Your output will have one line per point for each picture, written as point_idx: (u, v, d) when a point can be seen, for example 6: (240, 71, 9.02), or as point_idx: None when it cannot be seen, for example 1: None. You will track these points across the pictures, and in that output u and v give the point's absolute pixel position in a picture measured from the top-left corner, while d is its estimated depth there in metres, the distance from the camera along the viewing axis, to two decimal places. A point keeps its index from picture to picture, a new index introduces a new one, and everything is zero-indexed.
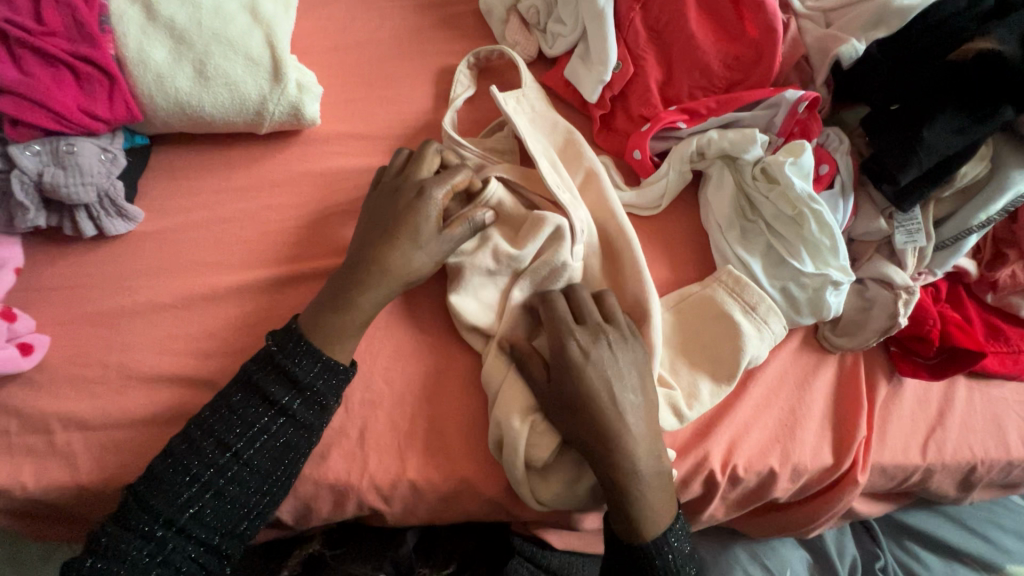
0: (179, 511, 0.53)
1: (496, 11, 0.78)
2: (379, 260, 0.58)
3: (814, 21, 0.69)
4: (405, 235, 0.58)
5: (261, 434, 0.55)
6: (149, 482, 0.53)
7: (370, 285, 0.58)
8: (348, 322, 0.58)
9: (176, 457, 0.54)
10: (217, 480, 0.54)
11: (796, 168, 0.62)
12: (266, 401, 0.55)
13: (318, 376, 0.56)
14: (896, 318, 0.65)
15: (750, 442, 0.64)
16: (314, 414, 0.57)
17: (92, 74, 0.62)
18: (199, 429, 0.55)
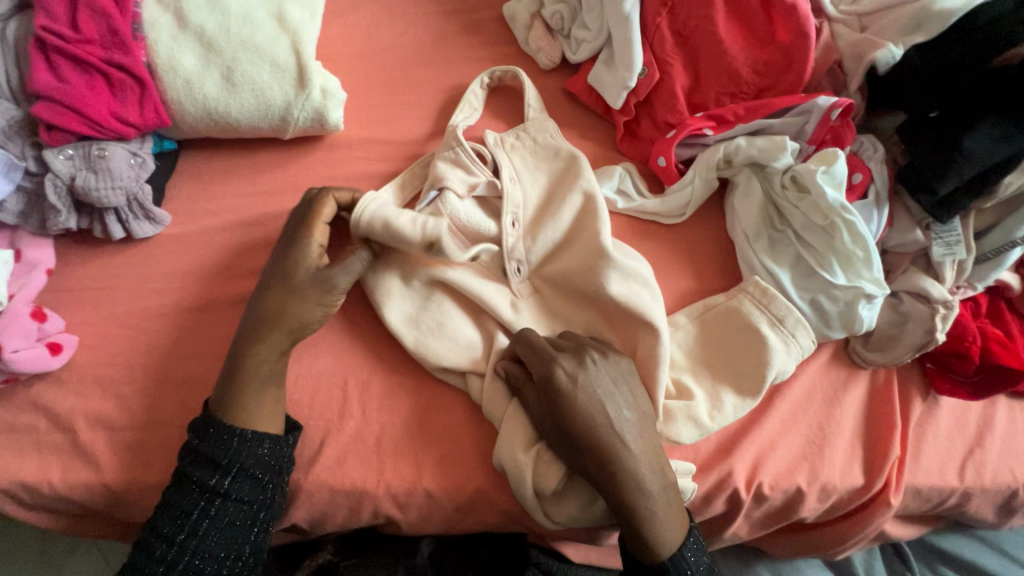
0: (164, 573, 0.52)
1: (521, 17, 0.78)
2: (275, 320, 0.57)
3: (848, 26, 0.67)
4: (291, 291, 0.57)
5: (233, 468, 0.54)
6: (136, 550, 0.53)
7: (263, 344, 0.57)
8: (243, 399, 0.56)
9: (150, 528, 0.53)
10: (190, 546, 0.53)
11: (828, 177, 0.60)
12: (200, 479, 0.54)
13: (246, 445, 0.55)
14: (933, 334, 0.62)
15: (776, 460, 0.62)
16: (255, 488, 0.55)
17: (125, 81, 0.64)
18: (163, 501, 0.54)
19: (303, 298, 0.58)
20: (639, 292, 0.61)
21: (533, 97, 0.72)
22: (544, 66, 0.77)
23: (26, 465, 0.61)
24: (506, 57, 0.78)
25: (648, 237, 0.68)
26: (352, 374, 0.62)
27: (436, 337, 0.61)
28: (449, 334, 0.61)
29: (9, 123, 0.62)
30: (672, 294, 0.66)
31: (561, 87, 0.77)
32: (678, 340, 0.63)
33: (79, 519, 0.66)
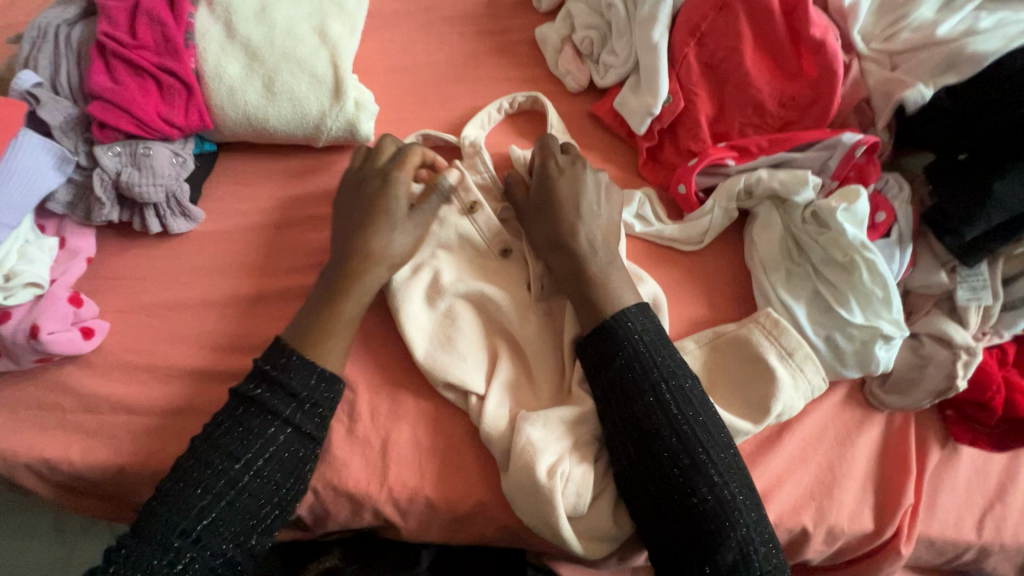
0: (225, 488, 0.54)
1: (551, 40, 0.80)
2: (352, 266, 0.61)
3: (879, 63, 0.65)
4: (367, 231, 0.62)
5: (270, 444, 0.55)
6: (192, 463, 0.54)
7: (342, 292, 0.60)
8: (324, 329, 0.59)
9: (211, 443, 0.55)
10: (253, 467, 0.55)
11: (849, 214, 0.60)
12: (276, 406, 0.56)
13: (320, 383, 0.58)
14: (954, 380, 0.61)
15: (782, 498, 0.61)
16: (320, 424, 0.58)
17: (174, 85, 0.68)
18: (228, 419, 0.56)
19: (376, 235, 0.62)
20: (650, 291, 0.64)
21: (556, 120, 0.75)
22: (571, 89, 0.78)
23: (51, 442, 0.64)
24: (535, 79, 0.80)
25: (663, 262, 0.69)
26: (364, 378, 0.63)
27: (446, 353, 0.61)
28: (456, 356, 0.61)
29: (65, 120, 0.66)
30: (685, 320, 0.66)
31: (587, 110, 0.78)
32: None
33: (95, 498, 0.69)
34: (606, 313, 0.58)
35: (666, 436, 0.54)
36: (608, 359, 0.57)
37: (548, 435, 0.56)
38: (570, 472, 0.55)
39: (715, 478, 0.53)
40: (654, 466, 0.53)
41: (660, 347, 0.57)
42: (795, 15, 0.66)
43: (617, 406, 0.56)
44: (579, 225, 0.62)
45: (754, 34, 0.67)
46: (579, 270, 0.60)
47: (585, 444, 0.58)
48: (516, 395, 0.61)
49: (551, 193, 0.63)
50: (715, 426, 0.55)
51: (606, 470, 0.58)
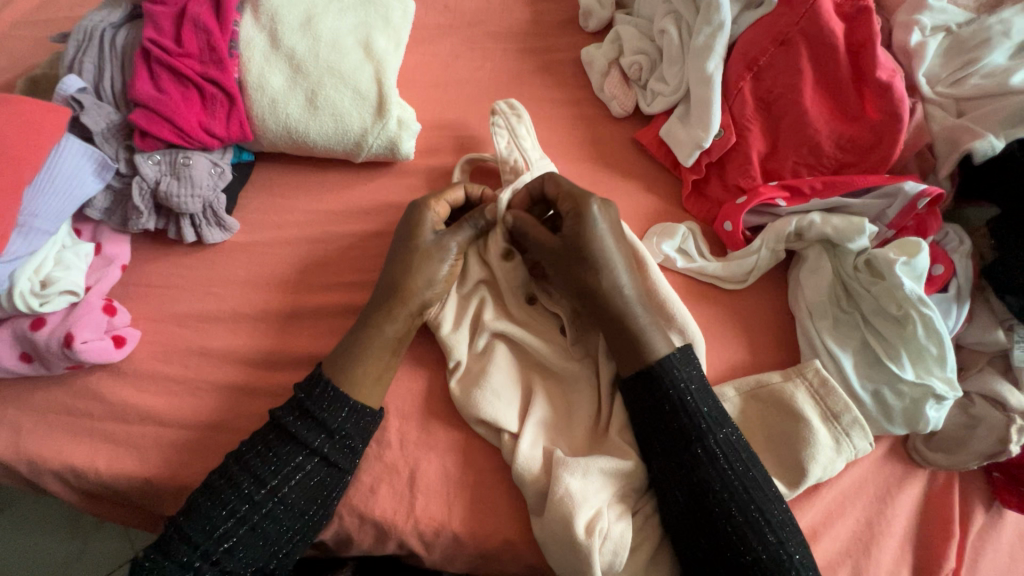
0: (248, 513, 0.54)
1: (598, 63, 0.78)
2: (406, 288, 0.62)
3: (944, 108, 0.63)
4: (420, 255, 0.62)
5: (296, 472, 0.56)
6: (221, 482, 0.55)
7: (395, 311, 0.61)
8: (372, 347, 0.60)
9: (241, 465, 0.55)
10: (278, 494, 0.55)
11: (909, 268, 0.58)
12: (306, 437, 0.56)
13: (352, 414, 0.58)
14: (1006, 446, 0.58)
15: (818, 553, 0.59)
16: (348, 455, 0.57)
17: (216, 95, 0.67)
18: (258, 444, 0.56)
19: (428, 259, 0.63)
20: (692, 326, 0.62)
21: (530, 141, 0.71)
22: (616, 114, 0.76)
23: (77, 449, 0.64)
24: (579, 101, 0.79)
25: (704, 300, 0.67)
26: (395, 404, 0.62)
27: (483, 386, 0.60)
28: (491, 392, 0.60)
29: (107, 126, 0.66)
30: (725, 362, 0.64)
31: (631, 137, 0.76)
32: None
33: (119, 506, 0.68)
34: (647, 359, 0.58)
35: (717, 489, 0.53)
36: (653, 407, 0.57)
37: (599, 482, 0.56)
38: (608, 528, 0.54)
39: (770, 536, 0.52)
40: (707, 521, 0.53)
41: (707, 395, 0.57)
42: (860, 55, 0.63)
43: (663, 454, 0.56)
44: (612, 276, 0.59)
45: (816, 73, 0.65)
46: (620, 323, 0.59)
47: (626, 496, 0.57)
48: (551, 436, 0.60)
49: (582, 241, 0.59)
50: (765, 479, 0.55)
51: (646, 522, 0.57)
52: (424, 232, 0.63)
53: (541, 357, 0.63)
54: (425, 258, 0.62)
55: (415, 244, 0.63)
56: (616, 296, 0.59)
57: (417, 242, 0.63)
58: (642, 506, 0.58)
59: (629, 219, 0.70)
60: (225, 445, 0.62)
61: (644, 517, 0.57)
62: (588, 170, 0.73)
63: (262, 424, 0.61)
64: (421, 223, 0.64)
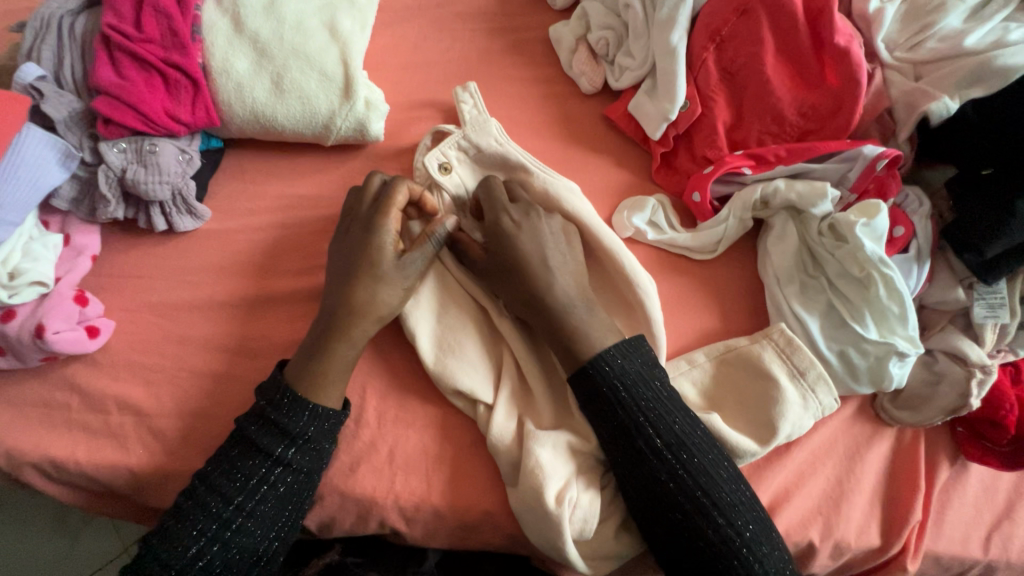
0: (219, 531, 0.54)
1: (565, 40, 0.78)
2: (358, 307, 0.60)
3: (902, 73, 0.64)
4: (368, 273, 0.61)
5: (263, 483, 0.56)
6: (189, 503, 0.55)
7: (351, 331, 0.60)
8: (331, 368, 0.59)
9: (207, 484, 0.56)
10: (246, 508, 0.55)
11: (869, 229, 0.59)
12: (267, 446, 0.56)
13: (313, 417, 0.58)
14: (967, 399, 0.60)
15: (790, 512, 0.60)
16: (314, 459, 0.58)
17: (180, 81, 0.66)
18: (223, 460, 0.57)
19: (378, 282, 0.61)
20: (647, 284, 0.62)
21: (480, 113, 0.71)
22: (585, 91, 0.77)
23: (57, 441, 0.63)
24: (549, 79, 0.79)
25: (675, 271, 0.68)
26: (372, 384, 0.63)
27: (456, 359, 0.61)
28: (465, 363, 0.61)
29: (69, 114, 0.65)
30: (696, 331, 0.65)
31: (600, 113, 0.77)
32: (693, 379, 0.63)
33: (102, 498, 0.68)
34: (581, 359, 0.57)
35: (663, 480, 0.53)
36: (594, 402, 0.56)
37: (557, 460, 0.56)
38: (577, 497, 0.55)
39: (719, 520, 0.52)
40: (658, 510, 0.54)
41: (646, 385, 0.56)
42: (819, 22, 0.64)
43: (609, 447, 0.56)
44: (541, 273, 0.59)
45: (777, 41, 0.65)
46: (551, 321, 0.58)
47: (589, 469, 0.58)
48: (524, 407, 0.61)
49: (505, 247, 0.60)
50: (715, 463, 0.54)
51: (613, 495, 0.58)
52: (382, 243, 0.62)
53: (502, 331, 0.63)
54: (371, 271, 0.61)
55: (355, 245, 0.62)
56: (550, 290, 0.59)
57: (367, 258, 0.61)
58: (607, 480, 0.59)
59: (600, 194, 0.71)
60: (205, 431, 0.63)
61: (612, 491, 0.58)
62: (558, 147, 0.74)
63: (230, 433, 0.62)
64: (378, 231, 0.62)
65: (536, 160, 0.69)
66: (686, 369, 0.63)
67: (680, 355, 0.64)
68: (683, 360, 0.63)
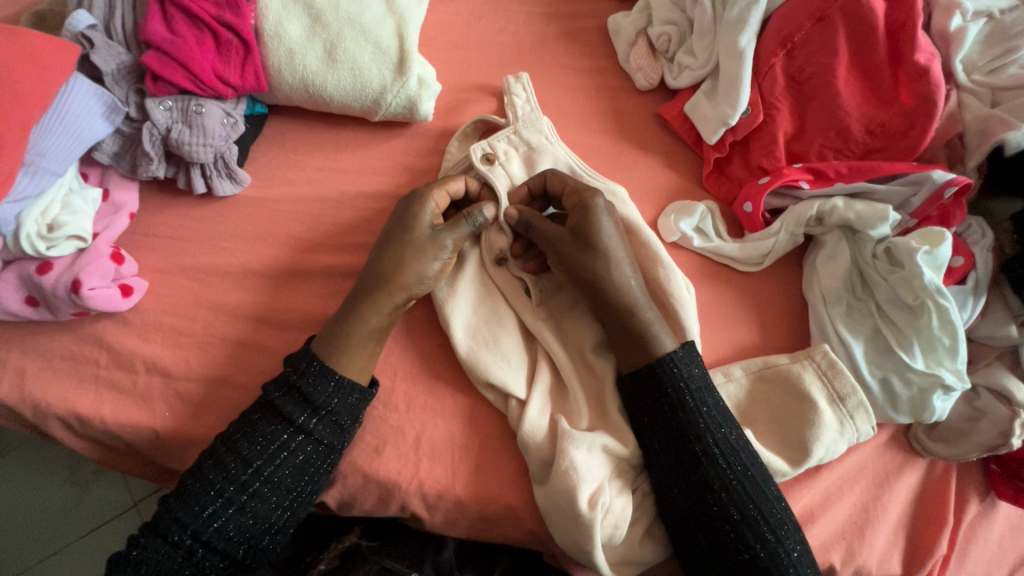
0: (236, 494, 0.54)
1: (625, 32, 0.76)
2: (391, 278, 0.59)
3: (979, 97, 0.61)
4: (408, 247, 0.60)
5: (282, 450, 0.55)
6: (207, 463, 0.55)
7: (380, 300, 0.59)
8: (354, 336, 0.58)
9: (227, 446, 0.55)
10: (263, 474, 0.55)
11: (929, 258, 0.57)
12: (290, 413, 0.56)
13: (338, 390, 0.57)
14: (1008, 438, 0.59)
15: (813, 534, 0.59)
16: (334, 432, 0.57)
17: (231, 42, 0.64)
18: (244, 424, 0.56)
19: (423, 253, 0.60)
20: (687, 296, 0.61)
21: (534, 106, 0.70)
22: (640, 86, 0.75)
23: (82, 396, 0.63)
24: (603, 71, 0.77)
25: (719, 280, 0.66)
26: (404, 368, 0.62)
27: (490, 351, 0.61)
28: (499, 356, 0.61)
29: (118, 68, 0.64)
30: (734, 342, 0.64)
31: (654, 111, 0.75)
32: (729, 393, 0.62)
33: (122, 456, 0.68)
34: (650, 355, 0.58)
35: (716, 489, 0.53)
36: (653, 405, 0.57)
37: (592, 461, 0.56)
38: (610, 501, 0.55)
39: (768, 535, 0.52)
40: (704, 517, 0.53)
41: (706, 394, 0.57)
42: (898, 36, 0.62)
43: (662, 450, 0.56)
44: (616, 270, 0.58)
45: (851, 53, 0.63)
46: (626, 318, 0.58)
47: (623, 472, 0.58)
48: (558, 405, 0.60)
49: (585, 231, 0.59)
50: (765, 479, 0.55)
51: (644, 498, 0.58)
52: (418, 221, 0.61)
53: (539, 328, 0.62)
54: (414, 247, 0.60)
55: (400, 221, 0.61)
56: (626, 287, 0.58)
57: (410, 231, 0.61)
58: (639, 484, 0.58)
59: (648, 195, 0.69)
60: (232, 399, 0.62)
61: (642, 495, 0.58)
62: (609, 143, 0.72)
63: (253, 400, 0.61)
64: (416, 211, 0.61)
65: (584, 164, 0.68)
66: (723, 382, 0.61)
67: (716, 366, 0.63)
68: (719, 372, 0.62)
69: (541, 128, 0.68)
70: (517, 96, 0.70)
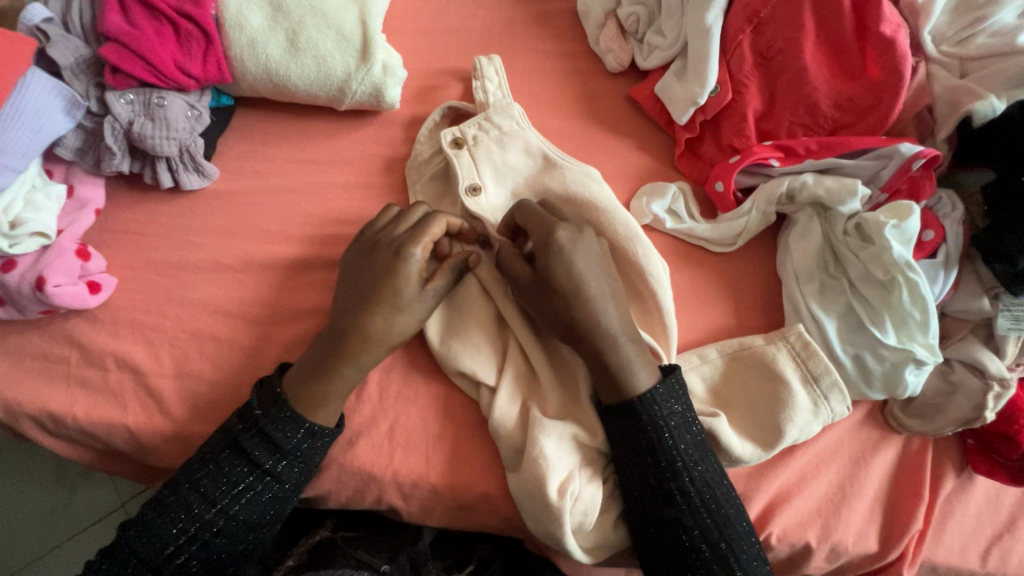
0: (199, 531, 0.54)
1: (594, 13, 0.75)
2: (370, 335, 0.56)
3: (948, 68, 0.61)
4: (385, 302, 0.56)
5: (248, 491, 0.55)
6: (171, 498, 0.54)
7: (360, 357, 0.56)
8: (335, 388, 0.56)
9: (192, 483, 0.54)
10: (229, 512, 0.54)
11: (898, 231, 0.57)
12: (257, 456, 0.55)
13: (307, 435, 0.56)
14: (981, 411, 0.59)
15: (789, 513, 0.59)
16: (302, 473, 0.56)
17: (192, 32, 0.64)
18: (209, 462, 0.55)
19: (400, 311, 0.57)
20: (661, 271, 0.61)
21: (505, 92, 0.69)
22: (611, 68, 0.74)
23: (55, 395, 0.63)
24: (573, 54, 0.76)
25: (692, 262, 0.66)
26: None
27: (462, 341, 0.60)
28: (470, 347, 0.60)
29: (77, 61, 0.63)
30: (709, 325, 0.64)
31: (625, 93, 0.74)
32: (703, 374, 0.61)
33: (98, 455, 0.68)
34: (628, 394, 0.55)
35: (677, 502, 0.54)
36: (623, 428, 0.56)
37: (560, 451, 0.56)
38: (580, 490, 0.55)
39: (721, 544, 0.54)
40: (662, 525, 0.54)
41: (685, 430, 0.56)
42: (864, 9, 0.61)
43: (637, 486, 0.56)
44: (589, 309, 0.55)
45: (818, 28, 0.62)
46: (602, 357, 0.55)
47: (593, 460, 0.58)
48: (529, 392, 0.60)
49: (552, 277, 0.55)
50: (727, 493, 0.55)
51: (615, 488, 0.59)
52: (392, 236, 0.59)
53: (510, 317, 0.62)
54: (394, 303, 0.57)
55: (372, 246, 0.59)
56: (600, 325, 0.55)
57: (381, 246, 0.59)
58: (609, 473, 0.59)
59: (620, 178, 0.68)
60: (204, 395, 0.62)
61: (613, 484, 0.59)
62: (579, 126, 0.71)
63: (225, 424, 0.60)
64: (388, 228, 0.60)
65: (556, 148, 0.67)
66: (697, 363, 0.61)
67: (690, 349, 0.62)
68: (694, 354, 0.61)
69: (514, 114, 0.68)
70: (488, 81, 0.69)
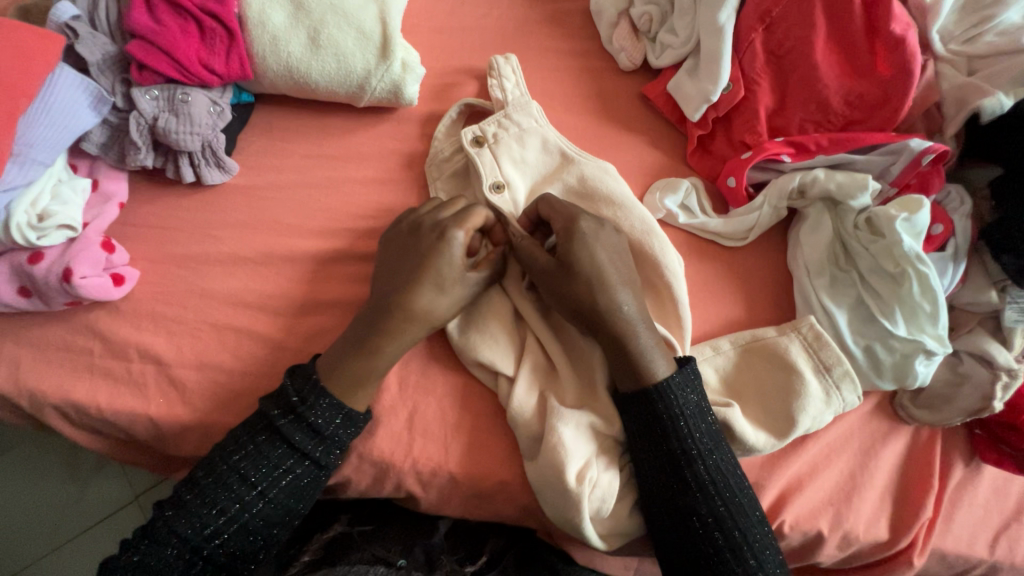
0: (238, 512, 0.54)
1: (607, 13, 0.76)
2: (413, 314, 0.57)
3: (956, 66, 0.63)
4: (429, 280, 0.58)
5: (286, 474, 0.56)
6: (209, 479, 0.55)
7: (399, 336, 0.58)
8: (374, 370, 0.57)
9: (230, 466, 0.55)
10: (267, 495, 0.55)
11: (908, 225, 0.58)
12: (297, 440, 0.56)
13: (345, 421, 0.57)
14: (989, 401, 0.60)
15: (802, 502, 0.60)
16: (337, 458, 0.58)
17: (216, 30, 0.65)
18: (248, 445, 0.55)
19: (441, 290, 0.58)
20: (677, 264, 0.62)
21: (522, 90, 0.70)
22: (624, 67, 0.75)
23: (78, 385, 0.64)
24: (586, 53, 0.77)
25: (704, 256, 0.67)
26: None
27: (480, 333, 0.61)
28: (488, 338, 0.61)
29: (104, 58, 0.64)
30: (721, 317, 0.65)
31: (637, 91, 0.75)
32: (716, 365, 0.63)
33: (118, 446, 0.69)
34: (644, 381, 0.56)
35: (691, 490, 0.55)
36: (639, 416, 0.57)
37: (578, 439, 0.57)
38: (597, 477, 0.56)
39: (735, 532, 0.54)
40: (676, 512, 0.55)
41: (700, 420, 0.57)
42: (874, 8, 0.62)
43: (652, 474, 0.57)
44: (606, 296, 0.56)
45: (828, 27, 0.64)
46: (620, 341, 0.56)
47: (609, 449, 0.59)
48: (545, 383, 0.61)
49: (571, 266, 0.57)
50: (741, 483, 0.56)
51: (631, 476, 0.60)
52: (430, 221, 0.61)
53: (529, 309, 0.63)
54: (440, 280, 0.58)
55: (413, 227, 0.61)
56: (619, 311, 0.56)
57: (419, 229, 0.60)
58: (624, 462, 0.60)
59: (633, 174, 0.70)
60: (226, 385, 0.63)
61: (629, 473, 0.60)
62: (593, 123, 0.72)
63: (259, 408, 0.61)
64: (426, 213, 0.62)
65: (573, 145, 0.69)
66: (711, 355, 0.63)
67: (704, 341, 0.63)
68: (707, 346, 0.63)
69: (531, 111, 0.69)
70: (505, 79, 0.71)
